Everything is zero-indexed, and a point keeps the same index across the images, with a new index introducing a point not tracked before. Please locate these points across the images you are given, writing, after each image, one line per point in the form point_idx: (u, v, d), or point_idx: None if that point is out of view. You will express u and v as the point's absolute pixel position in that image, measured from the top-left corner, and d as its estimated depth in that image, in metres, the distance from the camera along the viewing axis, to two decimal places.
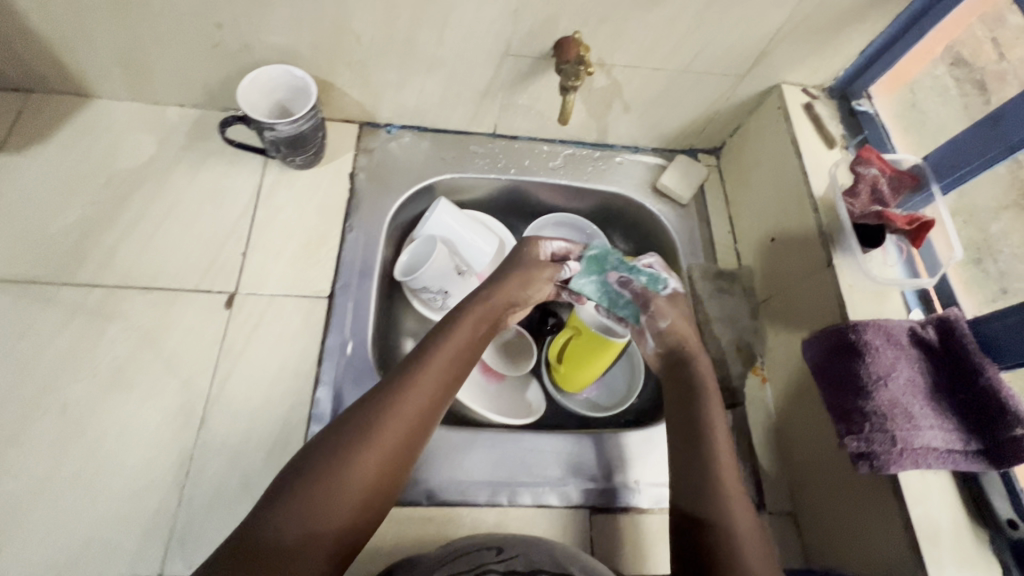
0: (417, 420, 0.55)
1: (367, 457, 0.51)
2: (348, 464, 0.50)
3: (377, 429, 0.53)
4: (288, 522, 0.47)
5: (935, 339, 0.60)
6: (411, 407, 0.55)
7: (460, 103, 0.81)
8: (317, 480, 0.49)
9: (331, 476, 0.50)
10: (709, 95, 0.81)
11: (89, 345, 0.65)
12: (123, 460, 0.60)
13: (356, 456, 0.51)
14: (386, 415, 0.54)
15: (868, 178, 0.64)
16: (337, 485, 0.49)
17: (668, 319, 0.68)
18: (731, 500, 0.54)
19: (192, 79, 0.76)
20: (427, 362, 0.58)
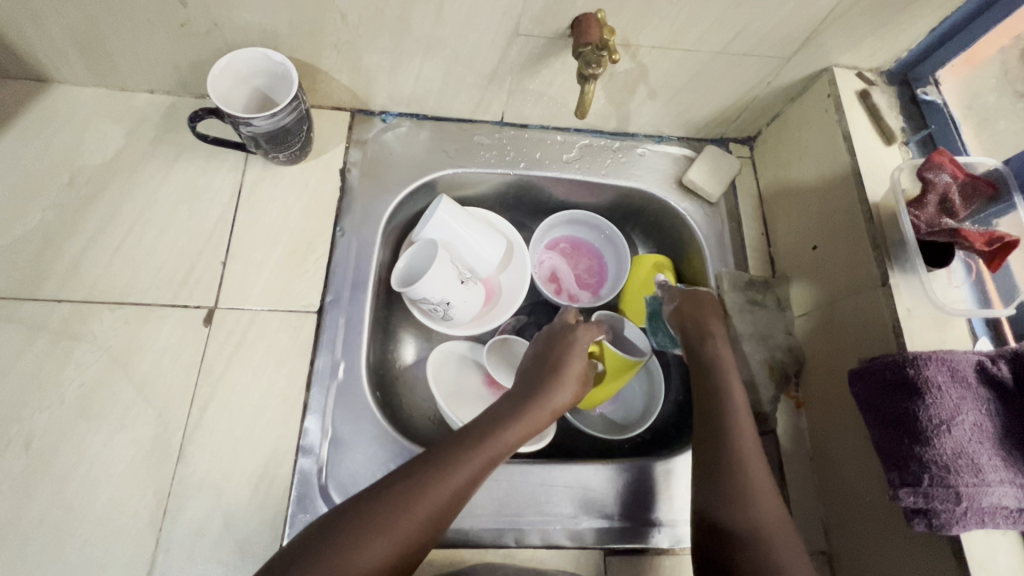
0: (446, 505, 0.50)
1: (384, 536, 0.47)
2: (362, 543, 0.46)
3: (405, 505, 0.48)
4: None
5: (1008, 377, 0.51)
6: (440, 492, 0.50)
7: (463, 89, 0.72)
8: (329, 557, 0.45)
9: (349, 546, 0.46)
10: (748, 79, 0.71)
11: (54, 369, 0.59)
12: (94, 498, 0.55)
13: (373, 534, 0.46)
14: (413, 496, 0.49)
15: (938, 186, 0.56)
16: (348, 568, 0.45)
17: (677, 303, 0.68)
18: (761, 500, 0.53)
19: (160, 62, 0.67)
20: (461, 452, 0.52)
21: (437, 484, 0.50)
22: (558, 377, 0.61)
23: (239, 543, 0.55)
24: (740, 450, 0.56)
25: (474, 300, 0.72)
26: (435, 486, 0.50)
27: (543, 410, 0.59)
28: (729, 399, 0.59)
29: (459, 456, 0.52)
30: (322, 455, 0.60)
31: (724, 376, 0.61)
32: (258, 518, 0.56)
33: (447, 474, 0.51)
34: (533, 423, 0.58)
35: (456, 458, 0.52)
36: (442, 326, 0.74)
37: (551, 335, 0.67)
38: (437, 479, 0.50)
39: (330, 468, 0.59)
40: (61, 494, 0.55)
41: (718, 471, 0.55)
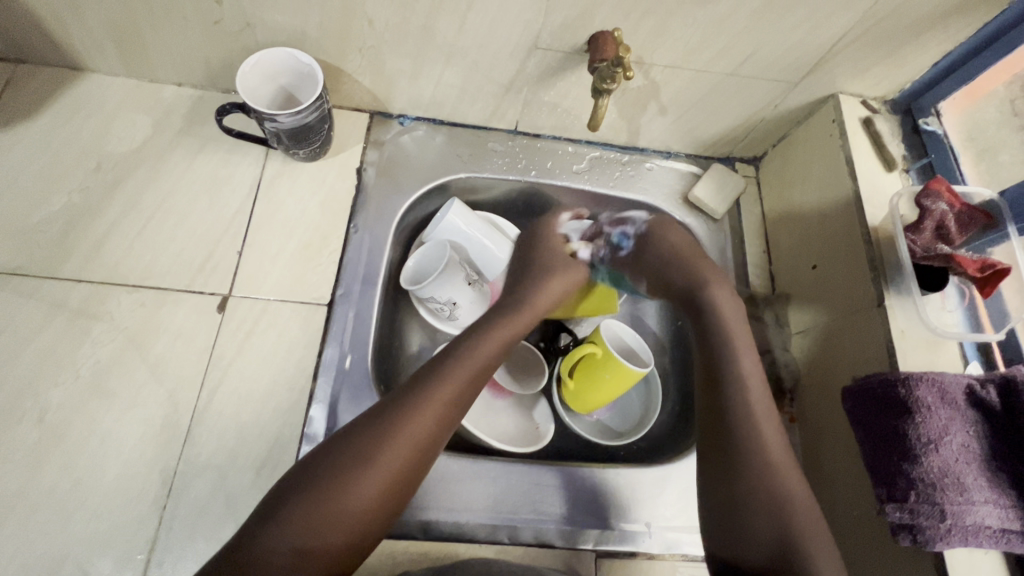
0: (424, 439, 0.51)
1: (368, 476, 0.48)
2: (350, 486, 0.48)
3: (384, 440, 0.50)
4: (281, 540, 0.45)
5: (996, 402, 0.53)
6: (413, 427, 0.51)
7: (480, 97, 0.74)
8: (319, 492, 0.47)
9: (334, 488, 0.47)
10: (756, 101, 0.73)
11: (71, 346, 0.61)
12: (103, 473, 0.57)
13: (350, 479, 0.48)
14: (385, 437, 0.50)
15: (935, 214, 0.58)
16: (342, 501, 0.47)
17: (644, 282, 0.69)
18: (786, 487, 0.53)
19: (191, 57, 0.69)
20: (436, 379, 0.54)
21: (406, 421, 0.51)
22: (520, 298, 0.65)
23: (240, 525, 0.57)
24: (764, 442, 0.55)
25: (480, 303, 0.74)
26: (407, 424, 0.51)
27: (523, 322, 0.63)
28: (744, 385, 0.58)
29: (428, 391, 0.53)
30: None
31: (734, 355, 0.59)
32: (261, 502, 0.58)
33: (420, 411, 0.52)
34: (505, 339, 0.61)
35: (423, 394, 0.53)
36: (447, 326, 0.75)
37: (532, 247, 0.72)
38: (405, 416, 0.51)
39: None
40: (71, 467, 0.56)
41: (744, 476, 0.54)
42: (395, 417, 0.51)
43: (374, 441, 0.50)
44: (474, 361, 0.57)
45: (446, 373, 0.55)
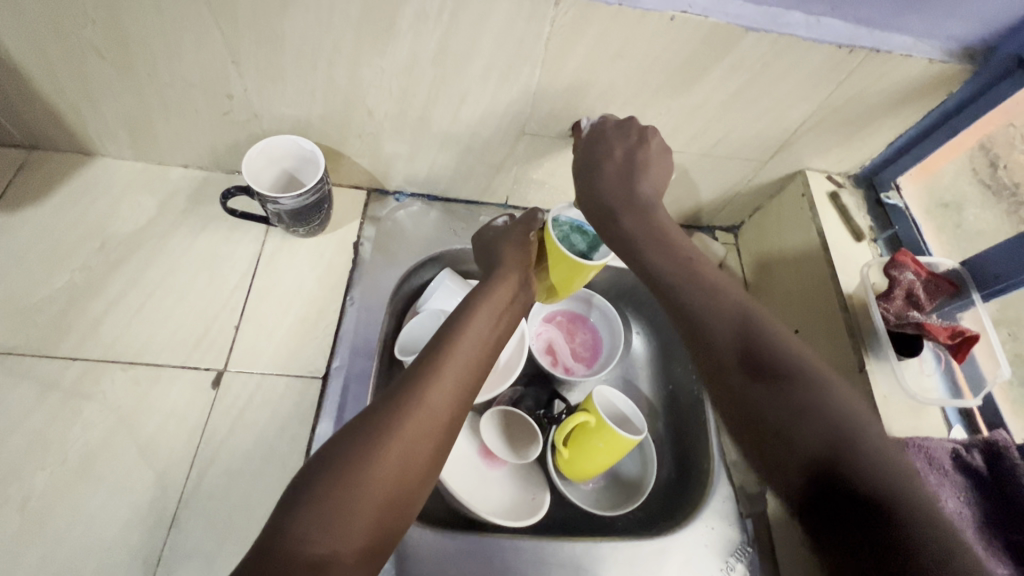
0: (445, 415, 0.52)
1: (386, 458, 0.47)
2: (365, 471, 0.46)
3: (410, 407, 0.50)
4: (317, 537, 0.41)
5: (982, 465, 0.54)
6: (424, 409, 0.51)
7: (472, 175, 0.79)
8: (344, 465, 0.46)
9: (353, 470, 0.45)
10: (730, 178, 0.78)
11: (61, 427, 0.60)
12: (83, 562, 0.54)
13: (367, 463, 0.46)
14: (401, 416, 0.50)
15: (903, 283, 0.61)
16: (372, 471, 0.46)
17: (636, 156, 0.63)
18: (841, 411, 0.45)
19: (199, 143, 0.73)
20: (448, 348, 0.57)
21: (414, 404, 0.51)
22: (500, 281, 0.65)
23: None
24: (785, 358, 0.48)
25: None
26: (426, 393, 0.52)
27: (511, 287, 0.65)
28: (705, 293, 0.54)
29: (434, 373, 0.53)
30: None
31: (661, 232, 0.59)
32: None
33: (429, 392, 0.52)
34: (496, 316, 0.62)
35: (435, 364, 0.55)
36: None
37: (486, 247, 0.72)
38: (414, 399, 0.51)
39: None
40: (49, 557, 0.54)
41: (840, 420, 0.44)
42: (417, 382, 0.53)
43: (384, 427, 0.48)
44: (474, 335, 0.59)
45: (451, 350, 0.56)
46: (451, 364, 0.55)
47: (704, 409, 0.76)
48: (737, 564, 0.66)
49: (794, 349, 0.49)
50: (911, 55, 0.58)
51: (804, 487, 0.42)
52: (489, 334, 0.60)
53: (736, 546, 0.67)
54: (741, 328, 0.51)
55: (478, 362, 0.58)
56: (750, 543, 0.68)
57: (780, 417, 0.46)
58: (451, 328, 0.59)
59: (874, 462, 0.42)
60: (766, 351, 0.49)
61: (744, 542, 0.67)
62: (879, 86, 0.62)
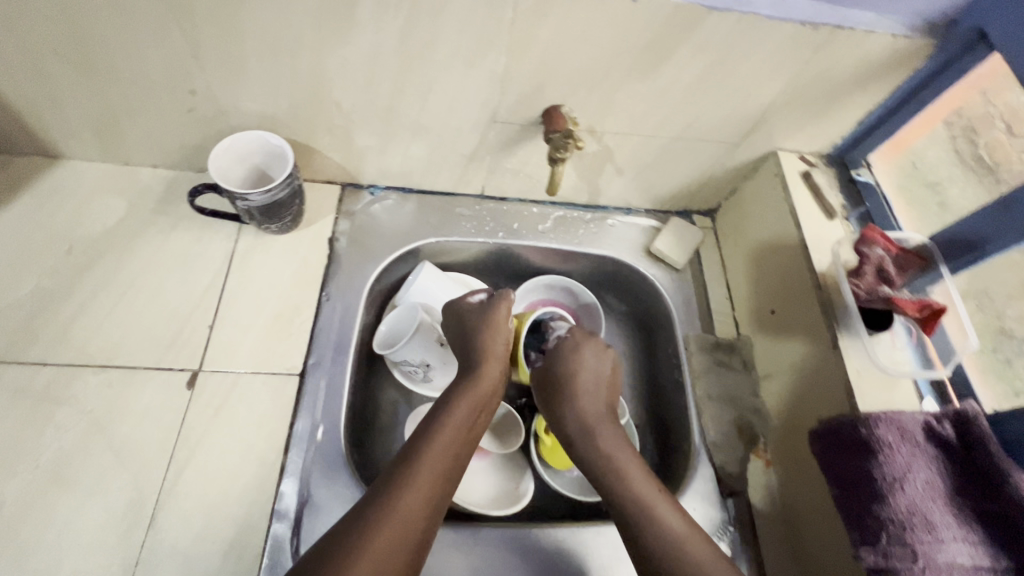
0: (417, 530, 0.52)
1: None
2: None
3: (378, 529, 0.50)
4: None
5: (953, 436, 0.55)
6: (396, 518, 0.51)
7: (446, 166, 0.78)
8: None
9: None
10: (704, 161, 0.78)
11: (33, 433, 0.59)
12: (59, 567, 0.54)
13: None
14: (371, 538, 0.49)
15: (873, 258, 0.61)
16: None
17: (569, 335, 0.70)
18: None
19: (166, 142, 0.72)
20: (418, 456, 0.57)
21: (386, 519, 0.51)
22: (476, 378, 0.65)
23: None
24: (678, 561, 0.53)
25: (453, 362, 0.76)
26: (397, 509, 0.52)
27: (487, 380, 0.65)
28: (587, 421, 0.65)
29: (401, 489, 0.53)
30: (296, 520, 0.59)
31: (576, 399, 0.66)
32: None
33: (398, 508, 0.52)
34: (471, 418, 0.63)
35: (406, 476, 0.55)
36: (423, 389, 0.77)
37: (452, 317, 0.70)
38: (387, 512, 0.51)
39: (304, 536, 0.59)
40: (24, 563, 0.54)
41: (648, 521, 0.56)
42: (386, 497, 0.53)
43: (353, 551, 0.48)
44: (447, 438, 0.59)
45: (422, 459, 0.57)
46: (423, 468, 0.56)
47: (684, 392, 0.77)
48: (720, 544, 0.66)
49: (646, 497, 0.58)
50: (874, 31, 0.59)
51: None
52: (462, 436, 0.61)
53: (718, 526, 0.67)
54: (636, 498, 0.58)
55: (449, 465, 0.58)
56: (733, 522, 0.68)
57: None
58: (425, 434, 0.59)
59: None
60: (651, 541, 0.54)
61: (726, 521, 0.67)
62: (845, 63, 0.63)
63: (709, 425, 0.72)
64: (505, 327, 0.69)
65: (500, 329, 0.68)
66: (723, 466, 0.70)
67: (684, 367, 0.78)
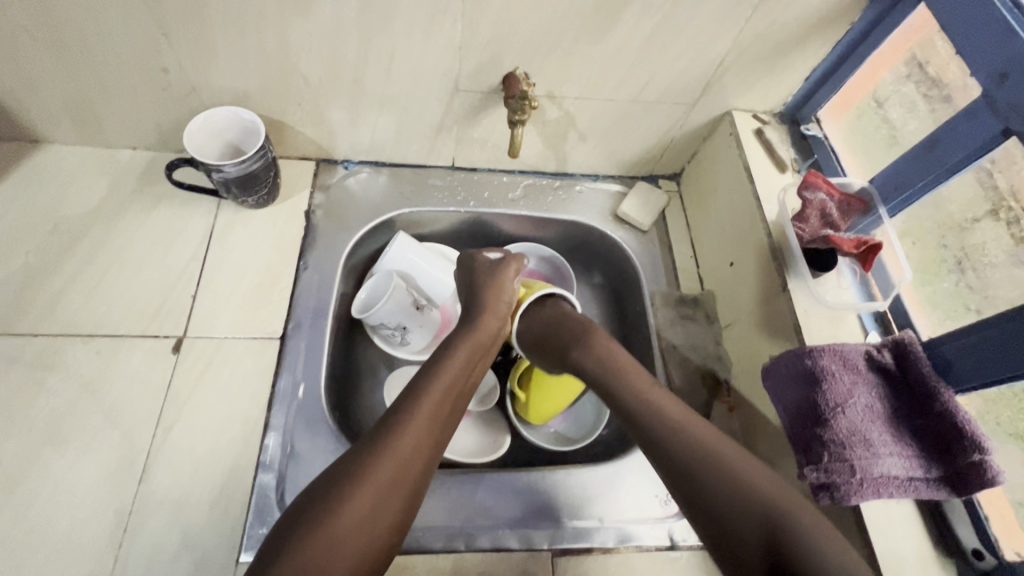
0: (421, 459, 0.55)
1: (358, 506, 0.49)
2: (338, 523, 0.48)
3: (384, 455, 0.52)
4: None
5: (891, 362, 0.59)
6: (395, 457, 0.52)
7: (415, 138, 0.81)
8: (319, 516, 0.48)
9: (325, 521, 0.48)
10: (662, 123, 0.82)
11: (26, 399, 0.62)
12: (57, 518, 0.57)
13: (337, 521, 0.48)
14: (376, 464, 0.52)
15: (815, 203, 0.65)
16: (342, 523, 0.48)
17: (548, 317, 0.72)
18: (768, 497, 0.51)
19: (143, 122, 0.75)
20: (425, 389, 0.59)
21: (385, 457, 0.52)
22: (480, 328, 0.68)
23: (197, 558, 0.57)
24: (702, 459, 0.54)
25: (428, 325, 0.80)
26: (402, 439, 0.54)
27: (489, 328, 0.68)
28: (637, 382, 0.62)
29: (408, 421, 0.55)
30: (281, 470, 0.63)
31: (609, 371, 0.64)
32: (216, 532, 0.59)
33: (402, 438, 0.54)
34: (473, 359, 0.65)
35: (412, 410, 0.57)
36: (401, 352, 0.81)
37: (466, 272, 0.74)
38: (383, 451, 0.53)
39: (288, 484, 0.62)
40: (23, 515, 0.57)
41: (727, 473, 0.53)
42: (391, 428, 0.55)
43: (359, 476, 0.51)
44: (453, 375, 0.62)
45: (428, 394, 0.59)
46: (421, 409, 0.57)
47: (650, 345, 0.80)
48: None
49: (700, 444, 0.55)
50: None
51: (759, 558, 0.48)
52: (465, 377, 0.63)
53: None
54: (689, 446, 0.55)
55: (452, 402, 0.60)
56: None
57: (697, 485, 0.53)
58: (430, 369, 0.62)
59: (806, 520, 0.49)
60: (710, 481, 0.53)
61: None
62: (785, 20, 0.66)
63: (673, 373, 0.76)
64: (509, 287, 0.72)
65: (504, 285, 0.71)
66: None
67: (650, 321, 0.81)
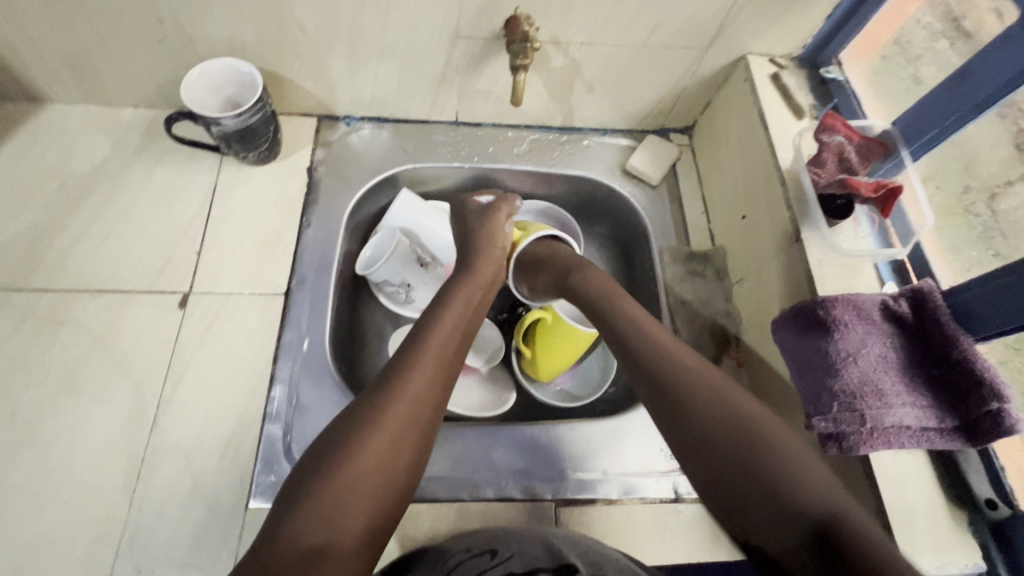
0: (436, 389, 0.56)
1: (381, 440, 0.49)
2: (364, 455, 0.48)
3: (401, 387, 0.53)
4: (311, 527, 0.44)
5: (908, 312, 0.56)
6: (411, 390, 0.53)
7: (416, 91, 0.79)
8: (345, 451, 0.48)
9: (348, 454, 0.48)
10: (674, 70, 0.78)
11: (40, 351, 0.64)
12: (74, 464, 0.59)
13: (364, 448, 0.49)
14: (392, 399, 0.52)
15: (832, 147, 0.62)
16: (369, 455, 0.48)
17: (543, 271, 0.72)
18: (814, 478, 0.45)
19: (142, 78, 0.74)
20: (431, 329, 0.60)
21: (402, 392, 0.53)
22: (477, 271, 0.69)
23: (208, 503, 0.59)
24: (732, 428, 0.49)
25: (434, 283, 0.79)
26: (415, 371, 0.55)
27: (486, 271, 0.70)
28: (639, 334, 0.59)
29: (417, 358, 0.56)
30: (287, 421, 0.64)
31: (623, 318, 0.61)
32: (226, 479, 0.60)
33: (412, 372, 0.55)
34: (475, 298, 0.66)
35: (421, 346, 0.58)
36: (408, 311, 0.80)
37: (459, 218, 0.76)
38: (401, 384, 0.54)
39: (294, 434, 0.63)
40: (42, 461, 0.59)
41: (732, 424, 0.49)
42: (403, 364, 0.55)
43: (376, 411, 0.51)
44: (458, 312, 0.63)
45: (435, 332, 0.60)
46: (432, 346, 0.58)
47: (659, 301, 0.79)
48: None
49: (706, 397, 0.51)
50: None
51: (783, 531, 0.43)
52: (469, 315, 0.64)
53: None
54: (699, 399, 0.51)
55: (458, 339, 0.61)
56: None
57: (724, 440, 0.48)
58: (434, 311, 0.62)
59: (860, 513, 0.42)
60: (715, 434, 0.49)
61: None
62: None
63: (682, 329, 0.74)
64: (503, 233, 0.73)
65: (498, 230, 0.73)
66: None
67: (659, 277, 0.79)
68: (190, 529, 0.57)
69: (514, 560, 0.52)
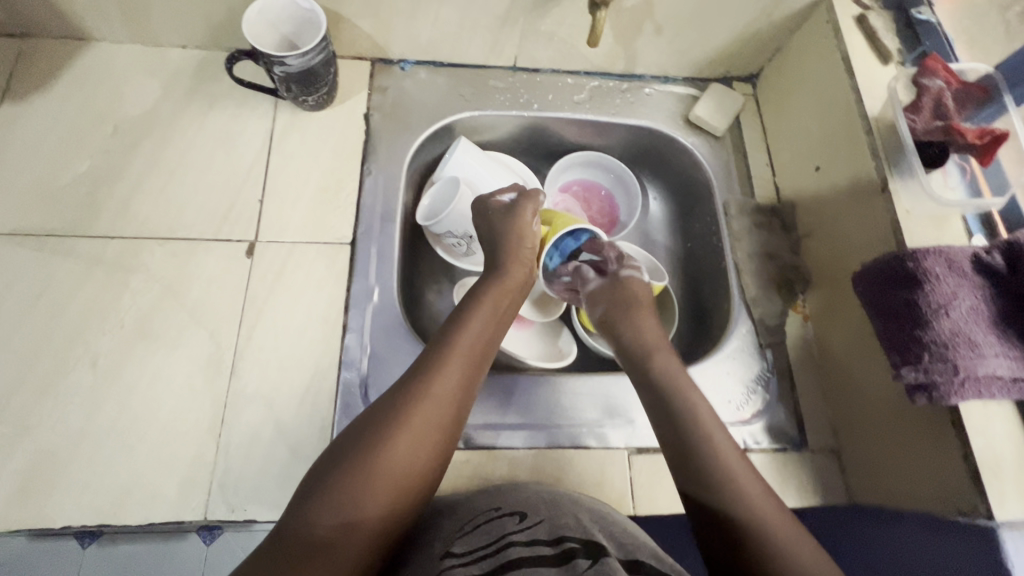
0: (452, 407, 0.53)
1: (395, 450, 0.49)
2: (375, 466, 0.48)
3: (415, 405, 0.51)
4: (324, 519, 0.45)
5: (1002, 264, 0.55)
6: (426, 411, 0.51)
7: (478, 32, 0.75)
8: (359, 454, 0.48)
9: (364, 460, 0.48)
10: (750, 12, 0.74)
11: (113, 297, 0.63)
12: (157, 409, 0.60)
13: (373, 467, 0.48)
14: (406, 412, 0.51)
15: (932, 90, 0.62)
16: (381, 467, 0.48)
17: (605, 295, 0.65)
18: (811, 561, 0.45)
19: (193, 15, 0.71)
20: (452, 338, 0.57)
21: (417, 407, 0.51)
22: (507, 273, 0.64)
23: (291, 446, 0.60)
24: (715, 456, 0.51)
25: None
26: (433, 385, 0.53)
27: (517, 274, 0.64)
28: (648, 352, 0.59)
29: (436, 370, 0.54)
30: (362, 369, 0.64)
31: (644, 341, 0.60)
32: (307, 424, 0.61)
33: (430, 387, 0.53)
34: (503, 302, 0.62)
35: (440, 357, 0.55)
36: (463, 263, 0.79)
37: (480, 211, 0.69)
38: (414, 405, 0.51)
39: (370, 383, 0.63)
40: (126, 405, 0.59)
41: (712, 456, 0.51)
42: (419, 377, 0.53)
43: (388, 423, 0.50)
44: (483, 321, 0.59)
45: (456, 341, 0.57)
46: (452, 363, 0.55)
47: (722, 256, 0.78)
48: (759, 389, 0.70)
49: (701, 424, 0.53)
50: None
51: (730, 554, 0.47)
52: (495, 322, 0.60)
53: (758, 374, 0.71)
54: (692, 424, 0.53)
55: (481, 349, 0.58)
56: (771, 370, 0.71)
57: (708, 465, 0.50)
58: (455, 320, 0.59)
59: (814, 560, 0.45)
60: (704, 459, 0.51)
61: (765, 368, 0.71)
62: None
63: (749, 283, 0.74)
64: (531, 232, 0.66)
65: (527, 229, 0.66)
66: (761, 320, 0.72)
67: (723, 231, 0.78)
68: (277, 472, 0.58)
69: (541, 526, 0.52)
